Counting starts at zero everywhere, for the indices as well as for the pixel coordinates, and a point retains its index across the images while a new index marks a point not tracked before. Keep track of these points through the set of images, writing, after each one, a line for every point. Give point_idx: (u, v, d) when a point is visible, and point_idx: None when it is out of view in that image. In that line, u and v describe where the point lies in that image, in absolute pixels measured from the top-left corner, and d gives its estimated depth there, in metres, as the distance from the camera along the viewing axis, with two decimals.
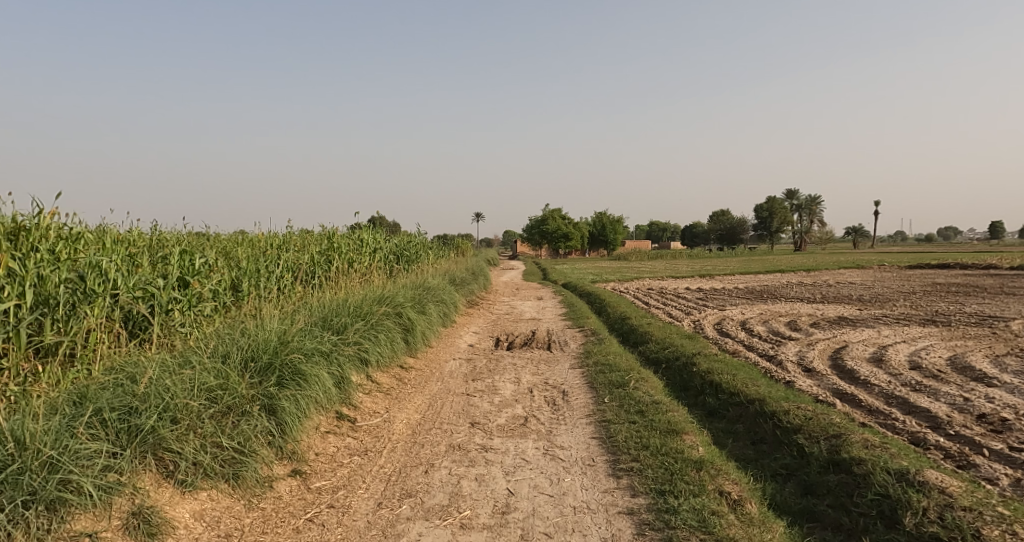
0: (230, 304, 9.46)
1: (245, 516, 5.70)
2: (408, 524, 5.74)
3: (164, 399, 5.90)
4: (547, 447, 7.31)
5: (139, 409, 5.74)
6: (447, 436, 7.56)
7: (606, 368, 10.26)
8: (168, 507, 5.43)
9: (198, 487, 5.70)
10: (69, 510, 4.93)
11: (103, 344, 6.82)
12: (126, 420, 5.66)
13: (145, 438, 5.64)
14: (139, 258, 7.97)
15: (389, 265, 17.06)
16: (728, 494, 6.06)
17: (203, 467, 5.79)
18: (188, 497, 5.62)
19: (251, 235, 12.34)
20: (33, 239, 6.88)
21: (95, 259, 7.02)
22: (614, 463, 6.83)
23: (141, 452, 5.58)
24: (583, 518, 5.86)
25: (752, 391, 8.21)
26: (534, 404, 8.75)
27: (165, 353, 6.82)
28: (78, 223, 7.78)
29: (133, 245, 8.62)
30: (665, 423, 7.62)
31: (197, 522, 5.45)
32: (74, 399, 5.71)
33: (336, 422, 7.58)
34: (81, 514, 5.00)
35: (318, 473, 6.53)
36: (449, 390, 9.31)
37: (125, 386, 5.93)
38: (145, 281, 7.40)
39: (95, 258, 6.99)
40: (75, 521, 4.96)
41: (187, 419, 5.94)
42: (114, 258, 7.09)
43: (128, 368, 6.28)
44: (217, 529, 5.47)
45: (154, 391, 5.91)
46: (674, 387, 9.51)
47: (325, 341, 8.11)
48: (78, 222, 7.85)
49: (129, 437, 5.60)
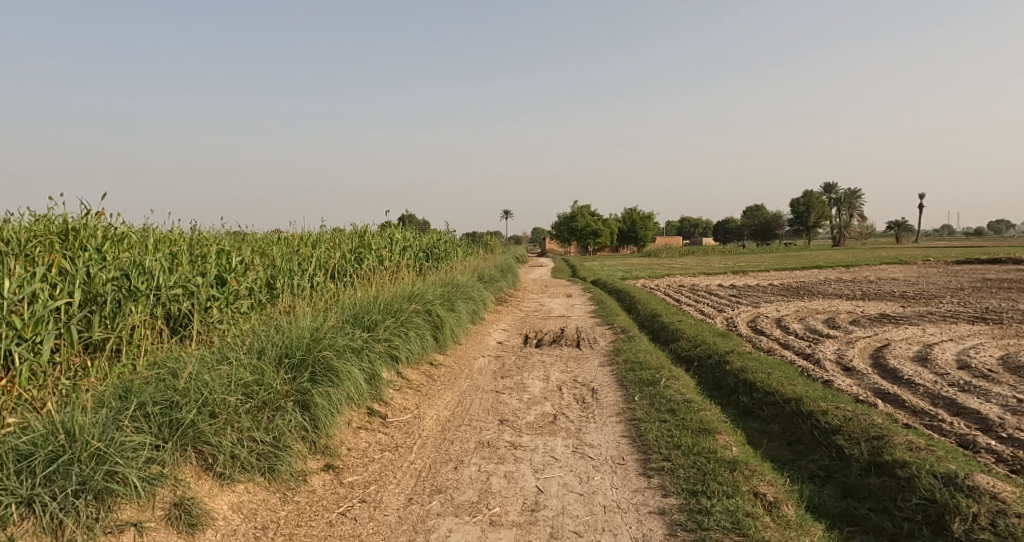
0: (266, 302, 9.55)
1: (280, 509, 5.71)
2: (438, 520, 5.68)
3: (203, 394, 5.94)
4: (576, 445, 7.19)
5: (180, 403, 5.76)
6: (477, 433, 7.49)
7: (635, 366, 10.09)
8: (208, 499, 5.45)
9: (236, 480, 5.73)
10: (115, 501, 4.97)
11: (148, 340, 6.90)
12: (168, 414, 5.69)
13: (185, 431, 5.67)
14: (180, 257, 8.04)
15: (419, 264, 17.13)
16: (763, 496, 5.90)
17: (241, 460, 5.82)
18: (227, 489, 5.64)
19: (283, 233, 12.45)
20: (82, 239, 7.07)
21: (140, 257, 7.14)
22: (645, 462, 6.69)
23: (181, 445, 5.61)
24: (613, 517, 5.74)
25: (788, 391, 7.99)
26: (563, 401, 8.64)
27: (205, 349, 6.87)
28: (123, 223, 7.88)
29: (172, 243, 8.74)
30: (697, 423, 7.45)
31: (236, 514, 5.47)
32: (120, 393, 5.77)
33: (368, 417, 7.57)
34: (126, 504, 5.04)
35: (351, 468, 6.51)
36: (478, 387, 9.26)
37: (167, 382, 5.99)
38: (183, 279, 7.45)
39: (140, 258, 7.10)
40: (121, 511, 5.00)
41: (225, 413, 5.95)
42: (157, 257, 7.18)
43: (170, 363, 6.33)
44: (254, 521, 5.48)
45: (194, 386, 5.95)
46: (705, 386, 9.32)
47: (357, 337, 8.12)
48: (123, 222, 7.94)
49: (170, 431, 5.62)
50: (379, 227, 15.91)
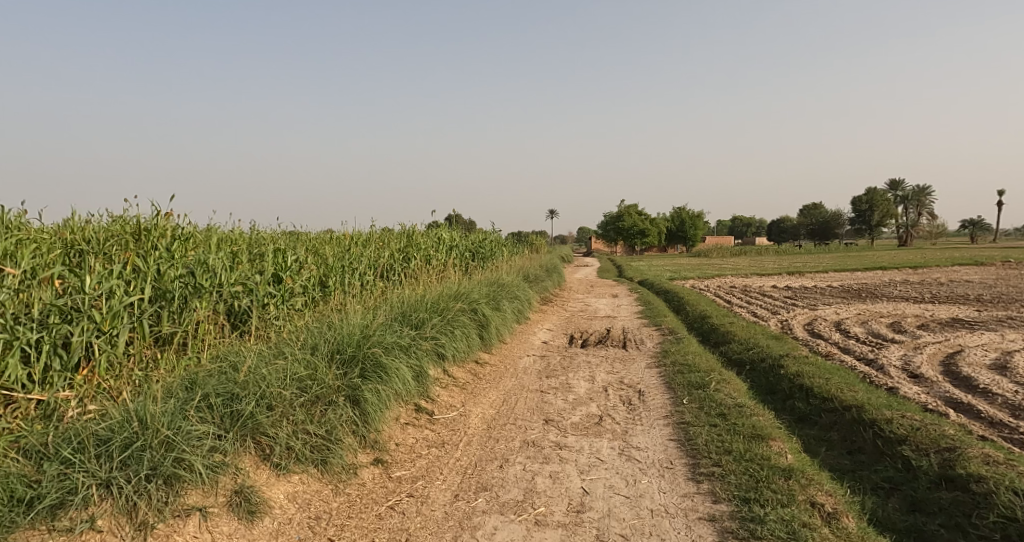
0: (318, 299, 9.59)
1: (333, 500, 5.68)
2: (483, 517, 5.55)
3: (262, 387, 5.96)
4: (623, 447, 6.97)
5: (240, 395, 5.80)
6: (522, 432, 7.34)
7: (685, 368, 9.79)
8: (265, 488, 5.49)
9: (291, 470, 5.74)
10: (182, 486, 5.03)
11: (211, 335, 7.01)
12: (229, 406, 5.73)
13: (245, 423, 5.70)
14: (240, 256, 8.13)
15: (465, 263, 17.09)
16: (821, 507, 5.60)
17: (296, 452, 5.83)
18: (283, 479, 5.67)
19: (335, 233, 12.54)
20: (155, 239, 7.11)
21: (204, 255, 7.25)
22: (694, 467, 6.43)
23: (241, 436, 5.65)
24: (661, 521, 5.53)
25: (848, 397, 7.61)
26: (609, 402, 8.42)
27: (263, 344, 6.90)
28: (190, 223, 7.96)
29: (230, 242, 8.85)
30: (749, 428, 7.14)
31: (292, 504, 5.49)
32: (186, 384, 5.81)
33: (415, 414, 7.50)
34: (192, 489, 5.11)
35: (399, 463, 6.43)
36: (524, 386, 9.11)
37: (228, 374, 6.02)
38: (243, 276, 7.52)
39: (205, 256, 7.20)
40: (188, 496, 5.07)
41: (281, 406, 5.97)
42: (219, 255, 7.27)
43: (231, 357, 6.38)
44: (309, 511, 5.49)
45: (253, 379, 5.97)
46: (759, 390, 8.98)
47: (405, 335, 8.06)
48: (191, 223, 8.03)
49: (232, 422, 5.66)
50: (427, 227, 15.93)
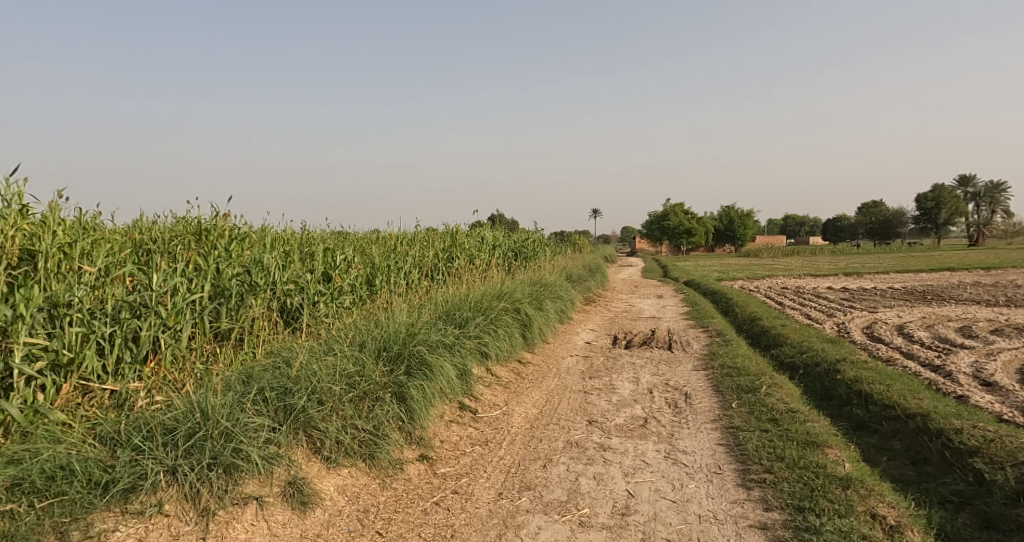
0: (365, 297, 9.58)
1: (380, 494, 5.60)
2: (527, 516, 5.40)
3: (314, 381, 5.93)
4: (668, 450, 6.73)
5: (293, 389, 5.78)
6: (565, 433, 7.15)
7: (734, 371, 9.45)
8: (317, 480, 5.45)
9: (340, 464, 5.69)
10: (241, 475, 5.02)
11: (266, 331, 7.04)
12: (283, 399, 5.72)
13: (297, 416, 5.68)
14: (292, 255, 8.16)
15: (508, 263, 16.97)
16: (883, 519, 5.28)
17: (346, 446, 5.78)
18: (333, 472, 5.62)
19: (381, 233, 12.56)
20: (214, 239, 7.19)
21: (259, 254, 7.30)
22: (744, 473, 6.14)
23: (294, 429, 5.63)
24: (709, 528, 5.29)
25: (912, 404, 7.20)
26: (655, 405, 8.17)
27: (314, 340, 6.88)
28: (247, 224, 8.00)
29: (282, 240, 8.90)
30: (803, 434, 6.80)
31: (341, 496, 5.43)
32: (243, 378, 5.82)
33: (459, 411, 7.39)
34: (249, 479, 5.10)
35: (444, 459, 6.32)
36: (566, 387, 8.92)
37: (282, 369, 6.01)
38: (296, 275, 7.55)
39: (260, 255, 7.26)
40: (245, 485, 5.04)
41: (331, 401, 5.92)
42: (273, 255, 7.32)
43: (285, 352, 6.37)
44: (358, 503, 5.43)
45: (305, 374, 5.95)
46: (813, 395, 8.61)
47: (449, 333, 7.96)
48: (247, 223, 8.09)
49: (285, 415, 5.65)
50: (470, 227, 15.87)
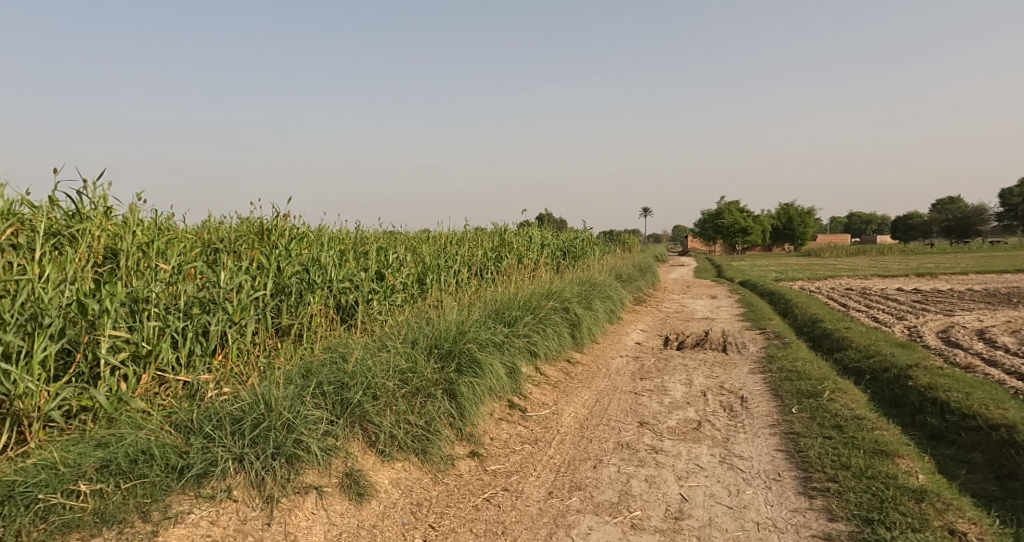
0: (416, 296, 9.49)
1: (432, 488, 5.46)
2: (578, 516, 5.17)
3: (368, 376, 5.84)
4: (724, 455, 6.40)
5: (350, 384, 5.69)
6: (615, 434, 6.89)
7: (793, 375, 9.00)
8: (372, 472, 5.33)
9: (395, 457, 5.56)
10: (301, 465, 4.94)
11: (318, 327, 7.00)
12: (340, 393, 5.63)
13: (353, 410, 5.58)
14: (347, 254, 8.12)
15: (557, 262, 16.73)
16: (962, 536, 4.87)
17: (399, 440, 5.65)
18: (387, 465, 5.49)
19: (431, 231, 12.50)
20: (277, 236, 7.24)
21: (317, 254, 7.31)
22: (806, 481, 5.77)
23: (350, 422, 5.52)
24: (769, 536, 4.97)
25: (996, 415, 6.69)
26: (709, 408, 7.83)
27: (368, 337, 6.79)
28: (303, 223, 7.98)
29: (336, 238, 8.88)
30: (871, 442, 6.38)
31: (395, 490, 5.30)
32: (302, 372, 5.77)
33: (509, 410, 7.21)
34: (310, 469, 5.00)
35: (494, 457, 6.15)
36: (616, 387, 8.65)
37: (339, 364, 5.93)
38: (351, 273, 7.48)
39: (318, 254, 7.26)
40: (306, 474, 4.96)
41: (385, 396, 5.81)
42: (330, 254, 7.32)
43: (341, 347, 6.30)
44: (411, 497, 5.29)
45: (361, 369, 5.85)
46: (882, 402, 8.12)
47: (498, 332, 7.79)
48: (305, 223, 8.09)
49: (342, 409, 5.56)
50: (518, 227, 15.71)
